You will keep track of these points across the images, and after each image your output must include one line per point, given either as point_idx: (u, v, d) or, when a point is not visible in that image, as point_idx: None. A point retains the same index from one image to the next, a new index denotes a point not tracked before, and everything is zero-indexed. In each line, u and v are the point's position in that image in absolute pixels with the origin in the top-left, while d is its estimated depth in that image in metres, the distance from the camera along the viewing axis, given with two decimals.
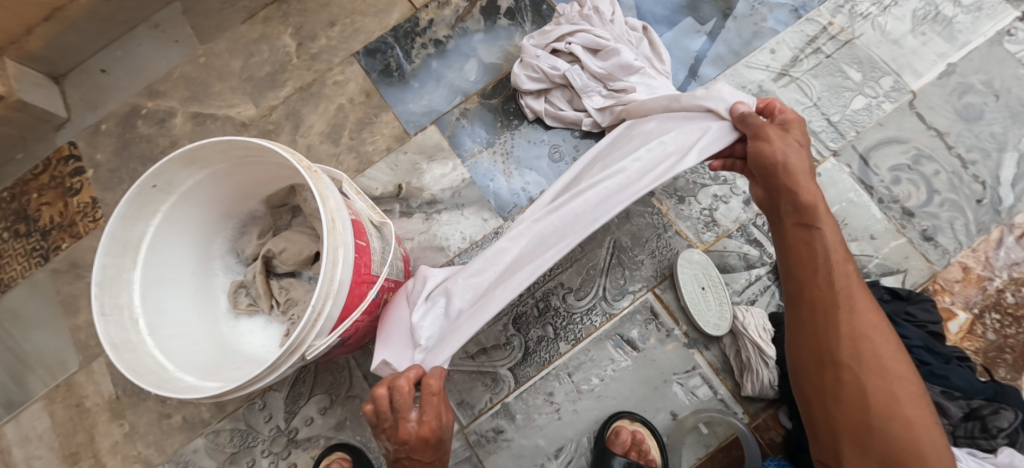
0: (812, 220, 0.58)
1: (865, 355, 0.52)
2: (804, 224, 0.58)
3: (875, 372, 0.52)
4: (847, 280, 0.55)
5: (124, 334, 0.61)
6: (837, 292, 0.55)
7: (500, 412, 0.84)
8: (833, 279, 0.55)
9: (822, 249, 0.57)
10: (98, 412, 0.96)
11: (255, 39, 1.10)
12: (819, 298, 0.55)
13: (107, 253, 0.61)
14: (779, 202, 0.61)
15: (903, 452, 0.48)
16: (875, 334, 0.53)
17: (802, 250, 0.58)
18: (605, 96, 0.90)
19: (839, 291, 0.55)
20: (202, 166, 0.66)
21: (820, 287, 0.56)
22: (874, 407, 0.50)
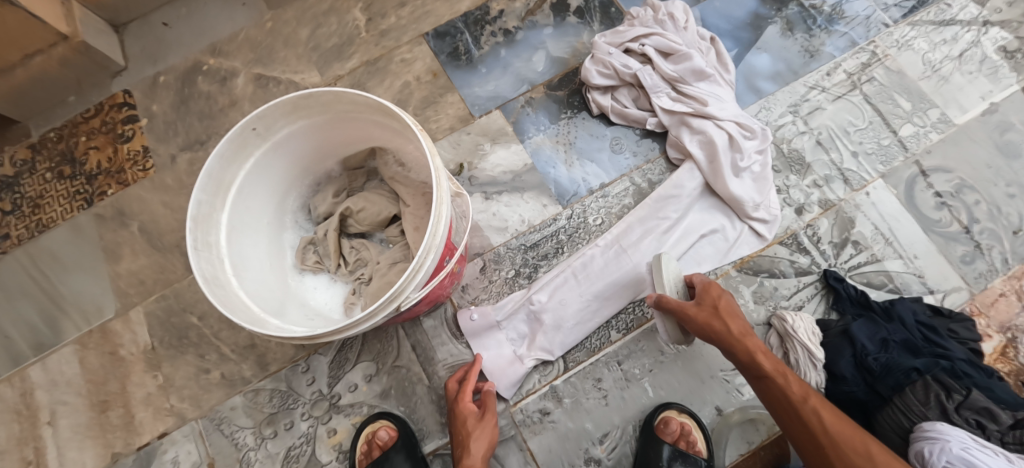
0: (764, 373, 0.69)
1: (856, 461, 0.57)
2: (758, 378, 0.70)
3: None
4: (808, 402, 0.64)
5: (214, 271, 0.62)
6: (816, 426, 0.62)
7: (548, 394, 0.85)
8: (803, 413, 0.63)
9: (783, 392, 0.66)
10: (133, 361, 0.95)
11: (324, 10, 1.12)
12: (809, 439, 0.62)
13: (203, 189, 0.61)
14: (736, 366, 0.74)
15: None
16: (849, 434, 0.60)
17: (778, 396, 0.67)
18: (672, 98, 0.94)
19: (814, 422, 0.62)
20: (300, 116, 0.66)
21: (804, 426, 0.63)
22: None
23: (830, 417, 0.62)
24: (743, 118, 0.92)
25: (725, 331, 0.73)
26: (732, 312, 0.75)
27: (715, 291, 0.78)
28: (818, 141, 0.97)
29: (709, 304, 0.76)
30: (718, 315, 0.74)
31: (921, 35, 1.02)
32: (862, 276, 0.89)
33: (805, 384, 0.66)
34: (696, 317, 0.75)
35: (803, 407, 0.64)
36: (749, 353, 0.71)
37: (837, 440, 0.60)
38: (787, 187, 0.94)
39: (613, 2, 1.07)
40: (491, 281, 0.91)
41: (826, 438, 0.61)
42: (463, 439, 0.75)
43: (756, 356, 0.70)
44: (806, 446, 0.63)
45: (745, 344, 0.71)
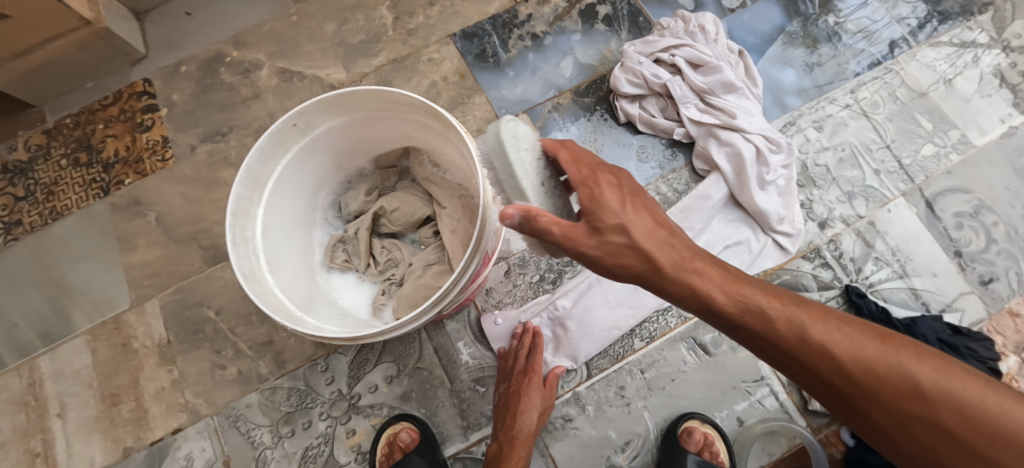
0: (731, 319, 0.50)
1: (923, 401, 0.44)
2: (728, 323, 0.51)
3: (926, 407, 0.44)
4: (807, 340, 0.48)
5: (251, 267, 0.61)
6: (840, 373, 0.47)
7: (571, 400, 0.85)
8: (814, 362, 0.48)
9: (771, 336, 0.49)
10: (146, 354, 0.93)
11: (351, 6, 1.11)
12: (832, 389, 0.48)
13: (243, 184, 0.60)
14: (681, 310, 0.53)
15: None
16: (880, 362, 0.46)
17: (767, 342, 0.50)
18: (701, 109, 0.94)
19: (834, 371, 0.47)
20: (341, 112, 0.66)
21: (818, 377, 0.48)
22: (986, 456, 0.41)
23: (870, 346, 0.47)
24: (770, 132, 0.93)
25: (653, 267, 0.51)
26: (641, 218, 0.50)
27: (606, 189, 0.51)
28: (842, 158, 0.98)
29: (607, 230, 0.50)
30: (635, 248, 0.50)
31: (942, 57, 1.04)
32: (882, 292, 0.90)
33: (801, 308, 0.50)
34: (594, 251, 0.50)
35: (807, 351, 0.48)
36: (690, 289, 0.51)
37: (892, 381, 0.45)
38: (810, 201, 0.95)
39: (642, 12, 1.07)
40: (515, 286, 0.91)
41: (875, 381, 0.46)
42: (512, 407, 0.78)
43: (706, 293, 0.50)
44: (843, 396, 0.48)
45: (689, 275, 0.51)
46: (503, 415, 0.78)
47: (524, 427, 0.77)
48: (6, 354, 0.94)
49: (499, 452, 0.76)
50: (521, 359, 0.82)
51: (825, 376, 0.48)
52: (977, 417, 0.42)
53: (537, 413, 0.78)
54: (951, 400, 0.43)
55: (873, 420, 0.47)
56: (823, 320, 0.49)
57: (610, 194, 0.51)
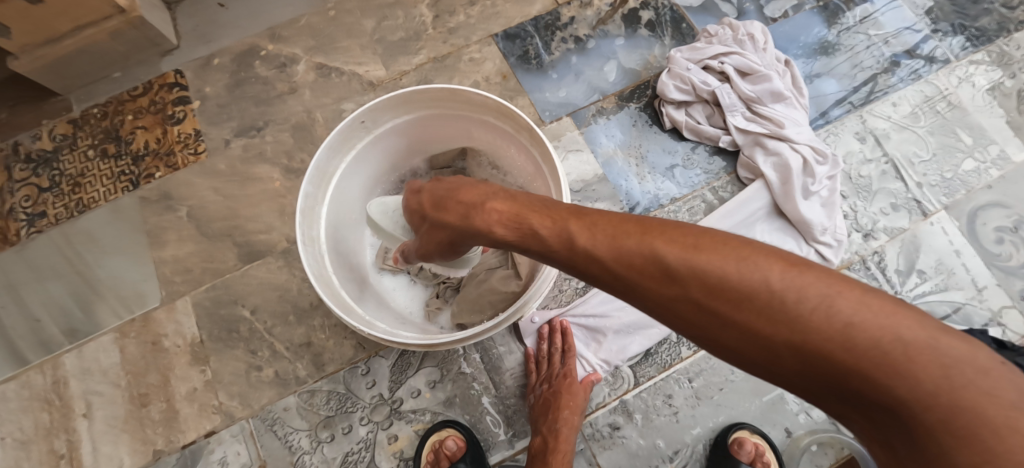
0: (557, 251, 0.42)
1: (790, 329, 0.33)
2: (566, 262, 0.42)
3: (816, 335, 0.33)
4: (635, 263, 0.38)
5: (317, 268, 0.59)
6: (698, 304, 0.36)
7: (618, 408, 0.84)
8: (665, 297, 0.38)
9: (613, 269, 0.39)
10: (177, 353, 0.90)
11: (390, 3, 1.09)
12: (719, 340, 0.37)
13: (311, 181, 0.58)
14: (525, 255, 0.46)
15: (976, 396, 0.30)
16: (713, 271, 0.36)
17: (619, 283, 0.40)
18: (748, 117, 0.94)
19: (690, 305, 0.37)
20: (408, 110, 0.64)
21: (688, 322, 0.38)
22: (894, 384, 0.31)
23: (664, 248, 0.37)
24: (817, 143, 0.92)
25: (466, 216, 0.47)
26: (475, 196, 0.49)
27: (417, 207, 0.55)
28: (884, 170, 0.98)
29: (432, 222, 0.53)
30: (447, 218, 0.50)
31: (980, 72, 1.05)
32: (925, 305, 0.90)
33: (621, 230, 0.39)
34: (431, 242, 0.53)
35: (637, 277, 0.38)
36: (487, 224, 0.46)
37: (747, 306, 0.35)
38: (854, 213, 0.95)
39: (684, 18, 1.07)
40: (562, 291, 0.89)
41: (720, 301, 0.35)
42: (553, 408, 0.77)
43: (500, 226, 0.45)
44: (701, 331, 0.38)
45: (507, 219, 0.45)
46: (544, 412, 0.77)
47: (566, 425, 0.76)
48: (28, 351, 0.90)
49: (544, 448, 0.75)
50: (556, 360, 0.82)
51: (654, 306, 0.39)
52: (924, 353, 0.31)
53: (576, 412, 0.77)
54: (807, 318, 0.33)
55: (753, 360, 0.36)
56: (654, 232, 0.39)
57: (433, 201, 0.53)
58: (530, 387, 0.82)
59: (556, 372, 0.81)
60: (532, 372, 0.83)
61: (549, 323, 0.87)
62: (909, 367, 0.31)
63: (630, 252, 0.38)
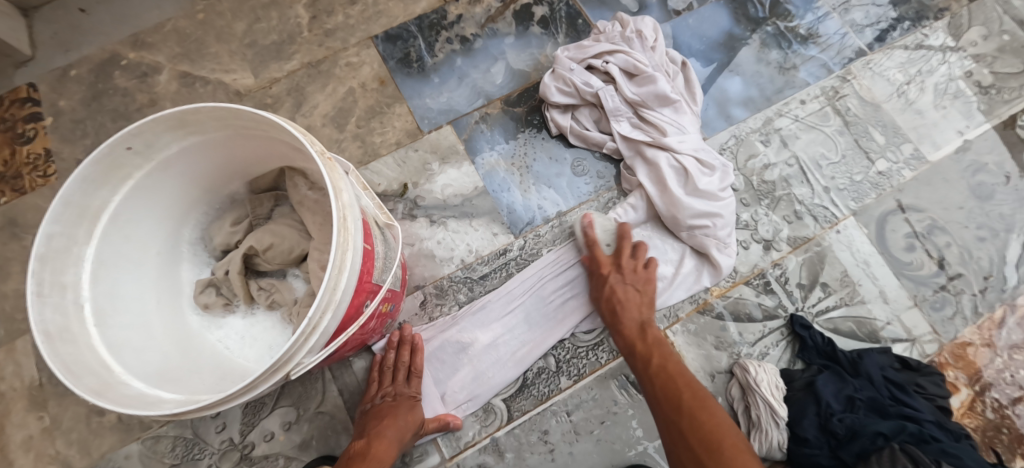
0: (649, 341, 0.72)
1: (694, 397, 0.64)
2: (659, 345, 0.72)
3: (694, 400, 0.64)
4: (660, 342, 0.72)
5: (64, 322, 0.50)
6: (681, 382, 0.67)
7: (488, 447, 0.77)
8: (667, 368, 0.68)
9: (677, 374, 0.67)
10: (13, 399, 0.80)
11: (264, 4, 0.99)
12: (688, 407, 0.63)
13: (56, 220, 0.50)
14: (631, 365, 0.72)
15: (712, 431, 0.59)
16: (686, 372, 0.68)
17: (662, 372, 0.68)
18: (633, 123, 0.86)
19: (680, 383, 0.66)
20: (192, 131, 0.56)
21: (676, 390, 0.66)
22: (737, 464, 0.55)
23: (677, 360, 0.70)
24: (704, 153, 0.84)
25: (612, 296, 0.76)
26: (626, 284, 0.77)
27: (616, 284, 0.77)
28: (789, 174, 0.91)
29: (638, 306, 0.76)
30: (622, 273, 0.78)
31: (896, 66, 0.98)
32: (828, 322, 0.84)
33: (697, 388, 0.66)
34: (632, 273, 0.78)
35: (654, 365, 0.69)
36: (635, 325, 0.74)
37: (694, 395, 0.64)
38: (754, 222, 0.88)
39: (580, 13, 0.99)
40: (432, 318, 0.82)
41: (685, 390, 0.65)
42: (380, 416, 0.69)
43: (658, 338, 0.73)
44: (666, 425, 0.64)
45: (625, 316, 0.75)
46: (378, 416, 0.69)
47: (394, 431, 0.67)
48: None
49: (363, 450, 0.65)
50: (400, 377, 0.74)
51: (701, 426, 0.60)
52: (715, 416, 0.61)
53: (412, 426, 0.70)
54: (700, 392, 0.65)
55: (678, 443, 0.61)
56: (687, 383, 0.66)
57: (629, 269, 0.78)
58: (369, 396, 0.74)
59: (401, 391, 0.73)
60: (373, 380, 0.75)
61: (401, 332, 0.78)
62: (736, 446, 0.57)
63: (669, 355, 0.70)
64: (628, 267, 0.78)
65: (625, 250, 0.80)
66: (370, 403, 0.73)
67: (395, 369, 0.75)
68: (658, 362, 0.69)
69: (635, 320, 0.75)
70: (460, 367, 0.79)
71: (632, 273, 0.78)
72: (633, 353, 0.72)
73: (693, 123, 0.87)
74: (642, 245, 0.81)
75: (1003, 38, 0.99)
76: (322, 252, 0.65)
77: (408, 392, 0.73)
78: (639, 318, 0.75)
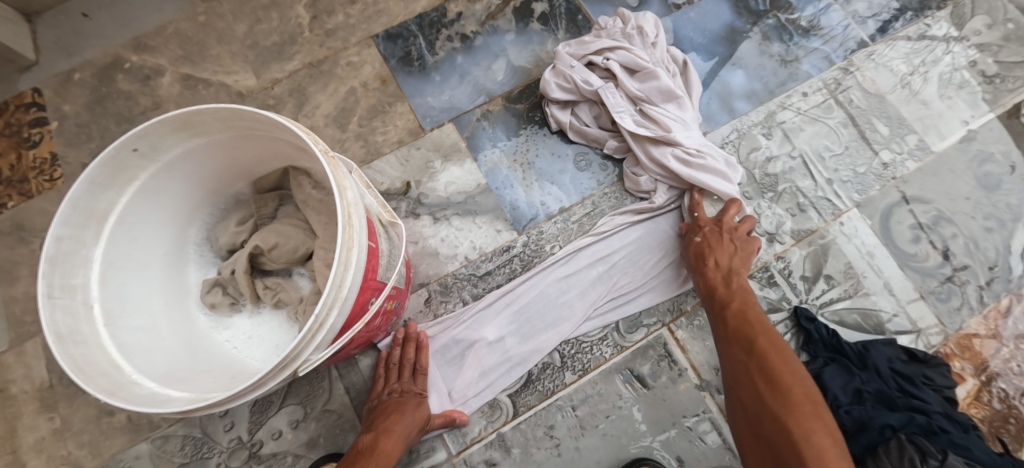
0: (733, 286, 0.75)
1: (775, 355, 0.66)
2: (738, 277, 0.76)
3: (778, 359, 0.66)
4: (741, 283, 0.75)
5: (74, 323, 0.51)
6: (766, 341, 0.68)
7: (495, 443, 0.77)
8: (739, 300, 0.74)
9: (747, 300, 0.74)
10: (24, 401, 0.81)
11: (265, 4, 0.99)
12: (780, 368, 0.64)
13: (65, 222, 0.50)
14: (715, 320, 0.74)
15: (792, 403, 0.60)
16: (766, 336, 0.69)
17: (757, 326, 0.70)
18: (637, 120, 0.85)
19: (767, 347, 0.67)
20: (197, 132, 0.57)
21: (748, 344, 0.69)
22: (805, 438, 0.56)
23: (751, 295, 0.75)
24: (708, 148, 0.84)
25: (699, 246, 0.78)
26: (743, 243, 0.78)
27: (713, 237, 0.78)
28: (793, 166, 0.91)
29: (739, 255, 0.77)
30: (716, 233, 0.78)
31: (900, 57, 0.97)
32: (834, 314, 0.83)
33: (773, 350, 0.67)
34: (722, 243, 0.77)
35: (738, 305, 0.73)
36: (741, 284, 0.76)
37: (779, 358, 0.66)
38: (757, 215, 0.88)
39: (580, 9, 0.99)
40: (436, 315, 0.82)
41: (766, 361, 0.66)
42: (387, 412, 0.70)
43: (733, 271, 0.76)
44: (745, 392, 0.65)
45: (711, 269, 0.76)
46: (385, 413, 0.70)
47: (399, 428, 0.68)
48: None
49: (371, 446, 0.66)
50: (406, 374, 0.75)
51: (790, 386, 0.62)
52: (806, 382, 0.63)
53: (419, 423, 0.70)
54: (783, 358, 0.66)
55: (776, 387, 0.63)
56: (776, 346, 0.68)
57: (716, 237, 0.78)
58: (376, 392, 0.75)
59: (407, 387, 0.74)
60: (380, 377, 0.76)
61: (406, 329, 0.78)
62: (817, 412, 0.59)
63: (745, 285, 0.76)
64: (704, 224, 0.80)
65: (727, 210, 0.80)
66: (376, 399, 0.74)
67: (401, 362, 0.76)
68: (739, 310, 0.73)
69: (722, 264, 0.76)
70: (463, 366, 0.79)
71: (733, 232, 0.78)
72: (714, 283, 0.76)
73: (696, 121, 0.86)
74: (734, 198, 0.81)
75: (1008, 27, 0.98)
76: (326, 251, 0.65)
77: (415, 389, 0.74)
78: (743, 265, 0.77)
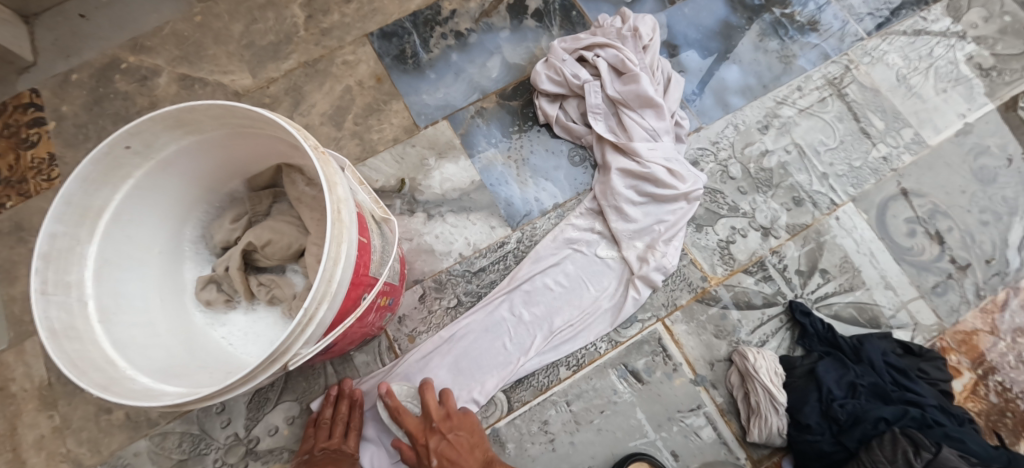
0: (482, 463, 0.66)
1: None
2: (490, 462, 0.67)
3: None
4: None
5: (70, 319, 0.51)
6: None
7: (489, 438, 0.77)
8: None
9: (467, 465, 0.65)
10: (25, 399, 0.81)
11: (260, 4, 1.00)
12: None
13: (59, 219, 0.51)
14: None
15: None
16: None
17: None
18: (609, 125, 0.87)
19: None
20: (189, 130, 0.57)
21: None
22: None
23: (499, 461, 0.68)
24: (675, 163, 0.84)
25: (461, 415, 0.70)
26: (467, 435, 0.68)
27: (433, 439, 0.66)
28: (787, 161, 0.91)
29: (477, 452, 0.67)
30: (454, 427, 0.68)
31: (895, 51, 0.97)
32: (829, 308, 0.83)
33: None
34: (434, 444, 0.66)
35: None
36: (480, 459, 0.67)
37: None
38: (752, 210, 0.88)
39: (575, 5, 0.99)
40: (431, 312, 0.83)
41: None
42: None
43: (479, 449, 0.67)
44: None
45: (459, 459, 0.65)
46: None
47: None
48: None
49: None
50: (336, 431, 0.72)
51: None
52: None
53: None
54: None
55: None
56: None
57: (438, 438, 0.66)
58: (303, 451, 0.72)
59: (338, 446, 0.71)
60: (309, 436, 0.74)
61: (339, 386, 0.77)
62: None
63: (494, 463, 0.67)
64: (439, 420, 0.68)
65: (433, 410, 0.68)
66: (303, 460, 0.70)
67: (331, 422, 0.73)
68: None
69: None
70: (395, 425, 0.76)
71: (448, 426, 0.68)
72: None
73: (670, 131, 0.86)
74: (449, 392, 0.71)
75: (1005, 20, 0.98)
76: (319, 248, 0.65)
77: (345, 449, 0.71)
78: (474, 463, 0.66)
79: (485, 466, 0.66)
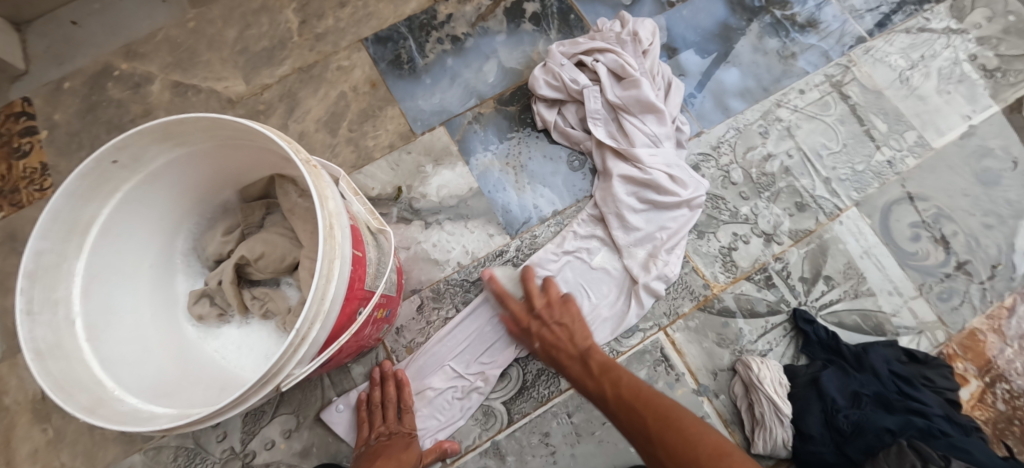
0: (586, 351, 0.69)
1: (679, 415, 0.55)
2: (590, 348, 0.69)
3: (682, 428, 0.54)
4: (601, 360, 0.68)
5: (56, 338, 0.50)
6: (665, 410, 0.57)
7: (489, 451, 0.76)
8: (619, 378, 0.63)
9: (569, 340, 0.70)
10: (18, 412, 0.80)
11: (254, 9, 0.98)
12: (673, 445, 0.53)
13: (44, 236, 0.50)
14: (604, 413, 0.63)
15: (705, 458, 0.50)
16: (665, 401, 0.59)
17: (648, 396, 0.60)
18: (610, 130, 0.85)
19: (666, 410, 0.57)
20: (178, 142, 0.56)
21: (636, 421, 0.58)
22: None
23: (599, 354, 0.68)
24: (677, 169, 0.83)
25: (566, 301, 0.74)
26: (576, 323, 0.72)
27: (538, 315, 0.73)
28: (790, 165, 0.90)
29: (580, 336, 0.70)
30: (559, 307, 0.73)
31: (898, 52, 0.96)
32: (832, 316, 0.82)
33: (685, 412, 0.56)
34: (541, 319, 0.72)
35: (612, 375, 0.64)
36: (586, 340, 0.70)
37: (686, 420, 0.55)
38: (754, 216, 0.87)
39: (572, 8, 0.98)
40: (429, 323, 0.81)
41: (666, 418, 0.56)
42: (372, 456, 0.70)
43: (586, 340, 0.70)
44: None
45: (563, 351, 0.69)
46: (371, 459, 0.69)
47: None
48: None
49: None
50: (388, 413, 0.74)
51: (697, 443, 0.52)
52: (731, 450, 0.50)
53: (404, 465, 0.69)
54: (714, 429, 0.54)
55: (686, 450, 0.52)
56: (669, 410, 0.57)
57: (547, 311, 0.73)
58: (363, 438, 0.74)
59: (395, 429, 0.74)
60: (365, 421, 0.75)
61: (381, 367, 0.78)
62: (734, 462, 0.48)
63: (600, 356, 0.68)
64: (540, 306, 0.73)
65: (544, 294, 0.74)
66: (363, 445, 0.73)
67: (385, 401, 0.75)
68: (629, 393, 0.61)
69: (571, 351, 0.69)
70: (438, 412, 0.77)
71: (552, 312, 0.73)
72: (586, 355, 0.68)
73: (672, 136, 0.85)
74: (551, 281, 0.75)
75: (1008, 19, 0.96)
76: (313, 261, 0.64)
77: (401, 430, 0.74)
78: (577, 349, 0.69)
79: (594, 352, 0.68)
